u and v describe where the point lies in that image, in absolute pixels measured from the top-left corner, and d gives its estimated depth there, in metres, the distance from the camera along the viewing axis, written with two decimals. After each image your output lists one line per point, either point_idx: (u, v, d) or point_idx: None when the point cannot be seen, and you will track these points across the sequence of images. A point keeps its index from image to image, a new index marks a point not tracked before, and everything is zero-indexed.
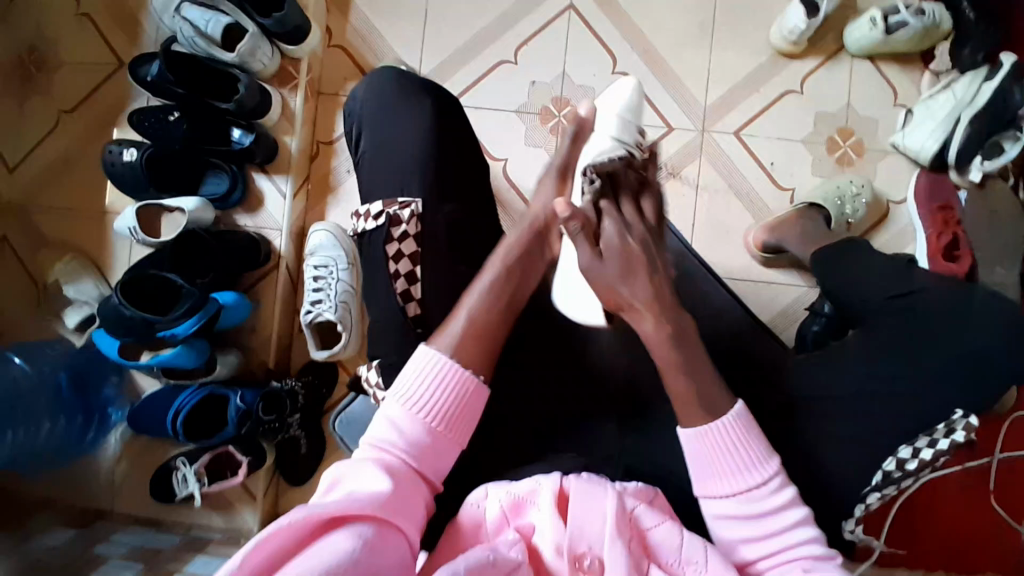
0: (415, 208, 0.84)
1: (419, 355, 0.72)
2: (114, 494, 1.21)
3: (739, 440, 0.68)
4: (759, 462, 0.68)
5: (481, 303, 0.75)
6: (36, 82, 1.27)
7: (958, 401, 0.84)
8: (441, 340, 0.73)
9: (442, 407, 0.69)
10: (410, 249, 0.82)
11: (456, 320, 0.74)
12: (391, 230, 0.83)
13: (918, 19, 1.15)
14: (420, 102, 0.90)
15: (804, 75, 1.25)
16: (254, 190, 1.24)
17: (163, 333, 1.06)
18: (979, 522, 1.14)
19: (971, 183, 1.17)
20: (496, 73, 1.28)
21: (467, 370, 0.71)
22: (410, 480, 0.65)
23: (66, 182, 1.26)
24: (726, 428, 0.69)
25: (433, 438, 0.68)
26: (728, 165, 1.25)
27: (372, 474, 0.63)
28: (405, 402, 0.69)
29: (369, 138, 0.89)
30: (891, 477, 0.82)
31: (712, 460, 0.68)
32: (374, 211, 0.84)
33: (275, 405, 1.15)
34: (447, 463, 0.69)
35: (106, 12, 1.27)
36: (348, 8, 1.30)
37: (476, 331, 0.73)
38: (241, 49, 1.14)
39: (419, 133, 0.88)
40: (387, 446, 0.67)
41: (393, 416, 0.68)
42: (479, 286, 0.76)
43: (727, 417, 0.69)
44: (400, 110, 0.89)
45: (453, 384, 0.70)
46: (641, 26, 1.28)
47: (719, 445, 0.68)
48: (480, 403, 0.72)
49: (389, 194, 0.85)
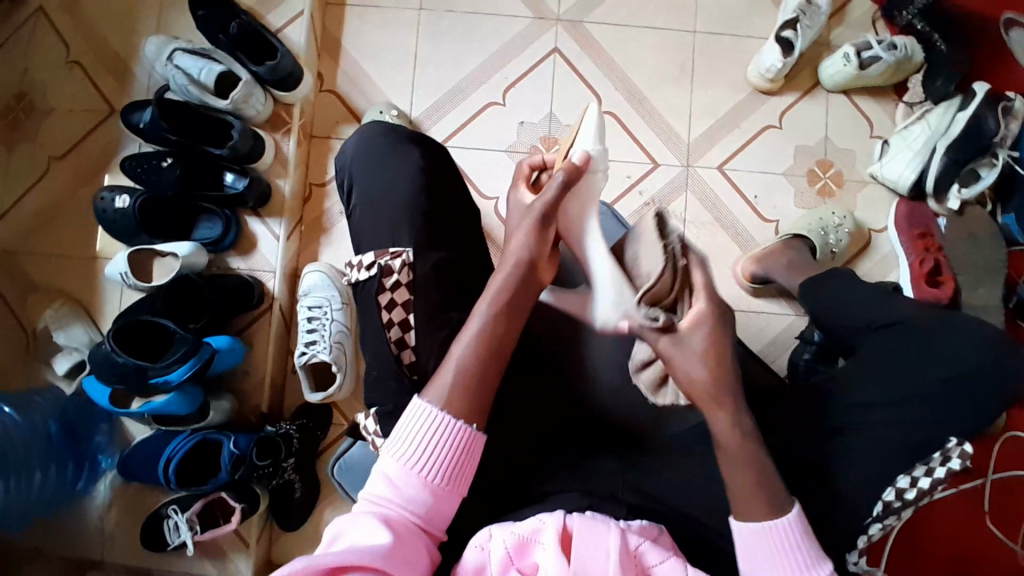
0: (406, 258, 0.83)
1: (412, 410, 0.72)
2: (104, 544, 1.17)
3: (793, 545, 0.69)
4: (810, 564, 0.69)
5: (474, 344, 0.73)
6: (24, 129, 1.27)
7: (956, 428, 0.84)
8: (433, 392, 0.72)
9: (438, 462, 0.70)
10: (403, 297, 0.82)
11: (448, 367, 0.72)
12: (383, 281, 0.82)
13: (890, 54, 1.21)
14: (410, 154, 0.89)
15: (782, 110, 1.30)
16: (248, 233, 1.24)
17: (156, 379, 1.05)
18: (977, 544, 1.14)
19: (950, 211, 1.22)
20: (484, 114, 1.31)
21: (462, 422, 0.71)
22: (408, 533, 0.67)
23: (54, 227, 1.25)
24: (787, 526, 0.69)
25: (432, 493, 0.70)
26: (714, 198, 1.29)
27: (369, 528, 0.66)
28: (400, 457, 0.70)
29: (361, 192, 0.88)
30: (891, 507, 0.82)
31: (767, 557, 0.69)
32: (366, 262, 0.83)
33: (270, 449, 1.13)
34: (447, 514, 0.71)
35: (98, 62, 1.28)
36: (339, 54, 1.33)
37: (466, 385, 0.72)
38: (235, 96, 1.16)
39: (410, 181, 0.87)
40: (383, 501, 0.69)
41: (389, 470, 0.70)
42: (470, 328, 0.73)
43: (790, 514, 0.69)
44: (391, 157, 0.89)
45: (448, 438, 0.71)
46: (624, 67, 1.32)
47: (774, 544, 0.69)
48: (478, 452, 0.72)
49: (381, 245, 0.84)
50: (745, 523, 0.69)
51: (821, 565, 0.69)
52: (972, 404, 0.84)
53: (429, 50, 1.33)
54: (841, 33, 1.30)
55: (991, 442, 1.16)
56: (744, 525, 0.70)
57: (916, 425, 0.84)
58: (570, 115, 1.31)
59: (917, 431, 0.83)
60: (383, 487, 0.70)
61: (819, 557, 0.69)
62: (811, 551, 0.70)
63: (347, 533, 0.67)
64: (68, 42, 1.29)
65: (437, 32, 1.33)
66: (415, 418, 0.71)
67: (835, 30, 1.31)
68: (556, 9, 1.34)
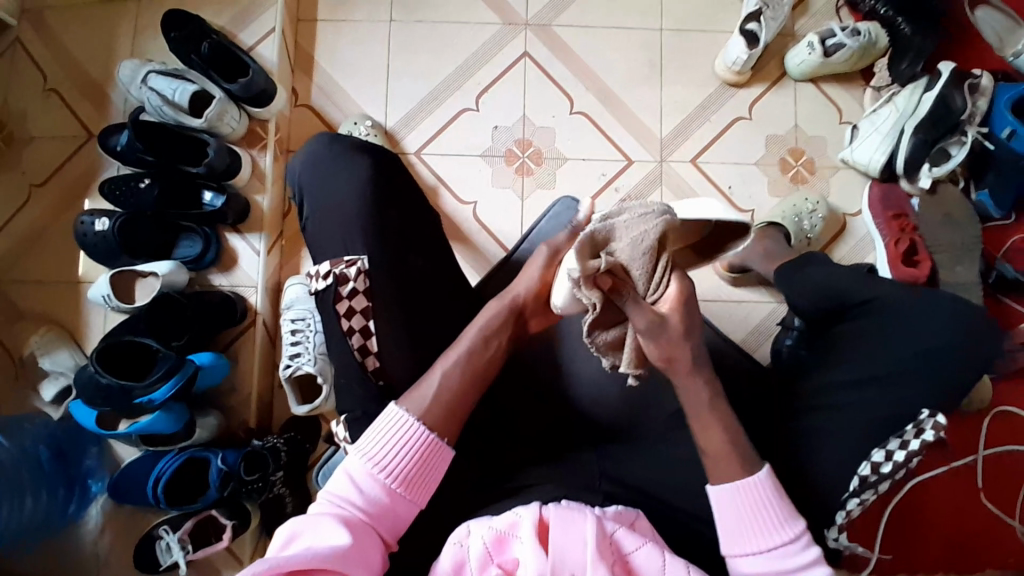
0: (361, 265, 0.82)
1: (387, 415, 0.73)
2: (97, 567, 1.17)
3: (766, 500, 0.71)
4: (782, 523, 0.70)
5: (451, 366, 0.76)
6: (3, 157, 1.28)
7: (925, 402, 0.84)
8: (411, 402, 0.74)
9: (403, 467, 0.71)
10: (361, 305, 0.81)
11: (429, 381, 0.75)
12: (339, 289, 0.82)
13: (854, 40, 1.23)
14: (358, 161, 0.87)
15: (751, 101, 1.31)
16: (227, 249, 1.25)
17: (141, 399, 1.04)
18: (970, 520, 1.14)
19: (922, 190, 1.23)
20: (459, 120, 1.33)
21: (433, 434, 0.72)
22: (367, 538, 0.68)
23: (36, 253, 1.26)
24: (761, 486, 0.71)
25: (392, 499, 0.71)
26: (689, 191, 1.30)
27: (330, 528, 0.66)
28: (366, 462, 0.71)
29: (312, 205, 0.87)
30: (868, 481, 0.84)
31: (739, 520, 0.71)
32: (322, 271, 0.83)
33: (257, 464, 1.11)
34: (405, 522, 0.72)
35: (74, 88, 1.30)
36: (312, 69, 1.35)
37: (439, 402, 0.74)
38: (208, 115, 1.17)
39: (359, 187, 0.86)
40: (343, 501, 0.70)
41: (353, 471, 0.71)
42: (458, 349, 0.77)
43: (762, 474, 0.72)
44: (337, 175, 0.87)
45: (415, 445, 0.72)
46: (593, 68, 1.34)
47: (747, 503, 0.71)
48: (442, 463, 0.73)
49: (336, 253, 0.84)
50: (716, 486, 0.72)
51: (793, 524, 0.70)
52: (946, 378, 0.84)
53: (402, 61, 1.34)
54: (805, 23, 1.33)
55: (978, 417, 1.17)
56: (713, 489, 0.72)
57: (885, 406, 0.84)
58: (543, 117, 1.32)
59: (888, 409, 0.84)
60: (344, 487, 0.70)
61: (791, 516, 0.71)
62: (785, 510, 0.72)
63: (305, 531, 0.66)
64: (45, 71, 1.30)
65: (408, 42, 1.35)
66: (388, 422, 0.72)
67: (799, 20, 1.33)
68: (524, 14, 1.35)
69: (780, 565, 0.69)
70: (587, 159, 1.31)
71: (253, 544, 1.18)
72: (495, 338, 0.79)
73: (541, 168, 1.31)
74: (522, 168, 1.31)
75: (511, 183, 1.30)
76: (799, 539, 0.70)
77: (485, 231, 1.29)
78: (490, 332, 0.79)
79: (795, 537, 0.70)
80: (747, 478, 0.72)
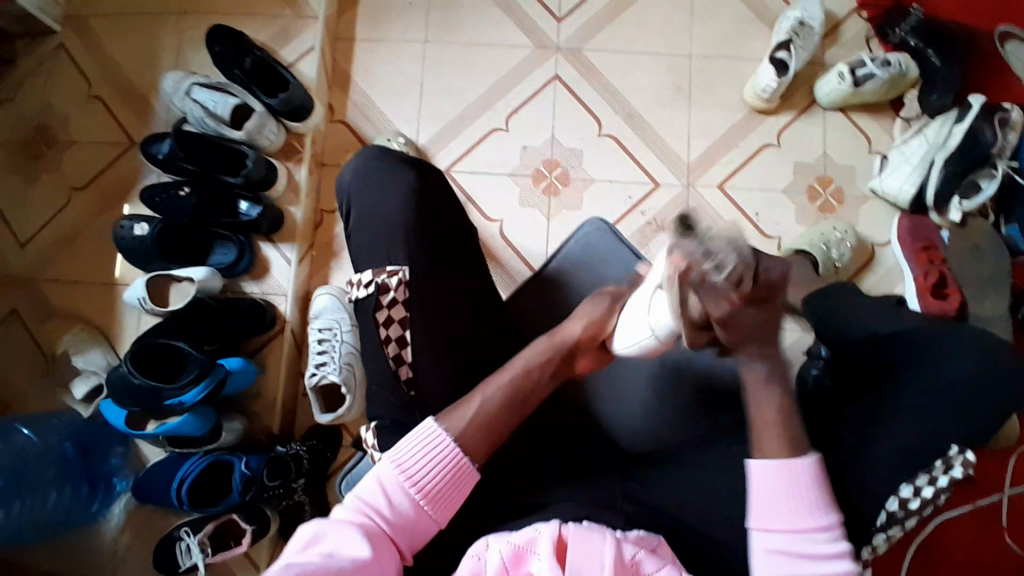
0: (403, 275, 0.84)
1: (422, 430, 0.74)
2: (117, 564, 1.19)
3: (811, 483, 0.69)
4: (820, 509, 0.68)
5: (490, 399, 0.76)
6: (48, 161, 1.33)
7: (951, 435, 0.83)
8: (448, 419, 0.75)
9: (433, 484, 0.72)
10: (399, 314, 0.83)
11: (469, 405, 0.76)
12: (380, 298, 0.83)
13: (884, 70, 1.24)
14: (403, 173, 0.89)
15: (779, 129, 1.32)
16: (260, 257, 1.28)
17: (170, 401, 1.07)
18: (996, 562, 1.12)
19: (952, 223, 1.22)
20: (489, 139, 1.35)
21: (465, 455, 0.73)
22: (387, 549, 0.69)
23: (73, 253, 1.30)
24: (805, 469, 0.69)
25: (418, 514, 0.71)
26: (715, 216, 1.30)
27: (351, 536, 0.68)
28: (398, 471, 0.72)
29: (356, 216, 0.89)
30: (894, 517, 0.81)
31: (781, 496, 0.69)
32: (364, 279, 0.85)
33: (280, 470, 1.14)
34: (428, 535, 0.73)
35: (119, 97, 1.35)
36: (349, 85, 1.39)
37: (480, 423, 0.75)
38: (249, 127, 1.22)
39: (403, 201, 0.88)
40: (369, 508, 0.70)
41: (383, 478, 0.72)
42: (495, 383, 0.77)
43: (811, 458, 0.70)
44: (382, 184, 0.89)
45: (448, 465, 0.72)
46: (621, 91, 1.36)
47: (791, 484, 0.69)
48: (468, 483, 0.74)
49: (378, 262, 0.86)
50: (762, 462, 0.70)
51: (829, 512, 0.69)
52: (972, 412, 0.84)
53: (435, 80, 1.38)
54: (835, 53, 1.34)
55: (1004, 456, 1.15)
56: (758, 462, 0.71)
57: (912, 439, 0.83)
58: (571, 139, 1.34)
59: (911, 444, 0.83)
60: (373, 494, 0.71)
61: (828, 506, 0.69)
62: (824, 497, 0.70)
63: (327, 535, 0.68)
64: (91, 79, 1.36)
65: (441, 62, 1.38)
66: (424, 439, 0.73)
67: (829, 50, 1.34)
68: (556, 38, 1.38)
69: (806, 547, 0.68)
70: (614, 181, 1.32)
71: (270, 550, 1.20)
72: (536, 377, 0.79)
73: (568, 189, 1.32)
74: (549, 188, 1.33)
75: (537, 202, 1.32)
76: (832, 529, 0.68)
77: (510, 248, 1.31)
78: (533, 380, 0.79)
79: (829, 526, 0.68)
80: (794, 458, 0.70)
